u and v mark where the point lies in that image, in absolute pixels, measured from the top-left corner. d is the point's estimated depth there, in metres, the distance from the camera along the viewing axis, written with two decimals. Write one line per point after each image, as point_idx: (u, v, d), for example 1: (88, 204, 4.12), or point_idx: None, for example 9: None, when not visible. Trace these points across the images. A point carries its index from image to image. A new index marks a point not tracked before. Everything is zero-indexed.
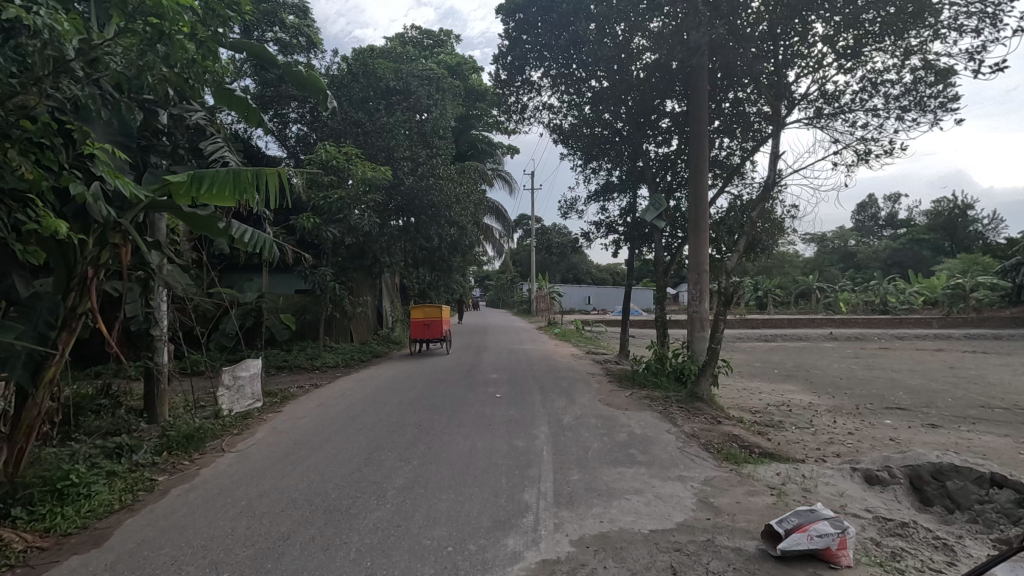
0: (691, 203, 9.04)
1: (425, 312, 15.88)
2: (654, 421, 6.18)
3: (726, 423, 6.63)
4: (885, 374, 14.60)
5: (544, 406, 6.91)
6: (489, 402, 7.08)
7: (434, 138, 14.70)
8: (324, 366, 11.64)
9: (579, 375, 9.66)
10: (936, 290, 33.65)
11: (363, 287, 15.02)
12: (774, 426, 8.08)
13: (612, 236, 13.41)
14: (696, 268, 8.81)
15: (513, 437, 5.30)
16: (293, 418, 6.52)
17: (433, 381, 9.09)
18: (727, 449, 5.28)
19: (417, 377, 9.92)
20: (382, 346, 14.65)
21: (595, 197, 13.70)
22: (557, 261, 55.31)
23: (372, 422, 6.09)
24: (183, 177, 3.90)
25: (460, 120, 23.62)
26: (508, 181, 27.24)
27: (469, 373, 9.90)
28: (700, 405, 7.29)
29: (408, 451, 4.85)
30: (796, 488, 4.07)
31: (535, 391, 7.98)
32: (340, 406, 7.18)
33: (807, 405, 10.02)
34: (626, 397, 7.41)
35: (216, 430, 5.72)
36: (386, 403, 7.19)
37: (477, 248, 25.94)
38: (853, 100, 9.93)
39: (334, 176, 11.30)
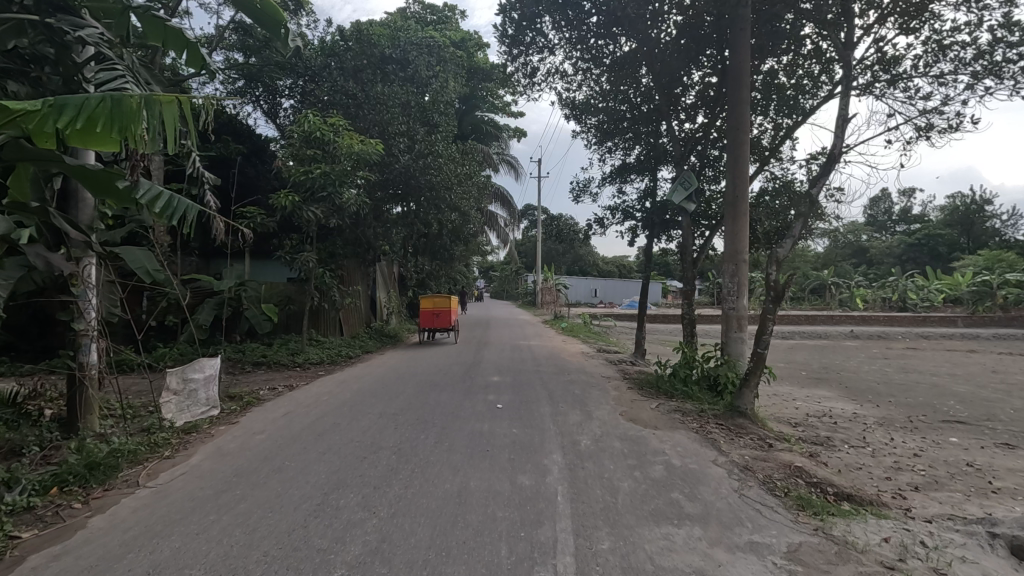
0: (729, 181, 7.72)
1: (437, 300, 15.90)
2: (694, 446, 4.96)
3: (780, 448, 5.41)
4: (925, 380, 13.32)
5: (555, 421, 5.67)
6: (488, 415, 5.84)
7: (433, 113, 13.46)
8: (308, 363, 10.46)
9: (594, 379, 8.43)
10: (959, 288, 32.17)
11: (356, 275, 13.86)
12: (825, 446, 6.85)
13: (628, 223, 12.17)
14: (731, 259, 7.57)
15: (517, 473, 4.06)
16: (248, 433, 5.31)
17: (426, 384, 7.87)
18: (797, 493, 4.04)
19: (409, 377, 8.70)
20: (375, 341, 13.45)
21: (610, 179, 12.44)
22: (563, 251, 53.95)
23: (341, 443, 4.86)
24: (39, 104, 2.90)
25: (464, 101, 22.28)
26: (514, 166, 25.91)
27: (468, 374, 8.67)
28: (743, 421, 6.06)
29: (377, 493, 3.62)
30: (925, 571, 2.83)
31: (543, 400, 6.75)
32: (310, 417, 5.96)
33: (852, 418, 8.77)
34: (653, 412, 6.17)
35: (140, 452, 4.52)
36: (366, 414, 5.98)
37: (480, 237, 24.69)
38: (914, 65, 8.67)
39: (318, 151, 9.97)
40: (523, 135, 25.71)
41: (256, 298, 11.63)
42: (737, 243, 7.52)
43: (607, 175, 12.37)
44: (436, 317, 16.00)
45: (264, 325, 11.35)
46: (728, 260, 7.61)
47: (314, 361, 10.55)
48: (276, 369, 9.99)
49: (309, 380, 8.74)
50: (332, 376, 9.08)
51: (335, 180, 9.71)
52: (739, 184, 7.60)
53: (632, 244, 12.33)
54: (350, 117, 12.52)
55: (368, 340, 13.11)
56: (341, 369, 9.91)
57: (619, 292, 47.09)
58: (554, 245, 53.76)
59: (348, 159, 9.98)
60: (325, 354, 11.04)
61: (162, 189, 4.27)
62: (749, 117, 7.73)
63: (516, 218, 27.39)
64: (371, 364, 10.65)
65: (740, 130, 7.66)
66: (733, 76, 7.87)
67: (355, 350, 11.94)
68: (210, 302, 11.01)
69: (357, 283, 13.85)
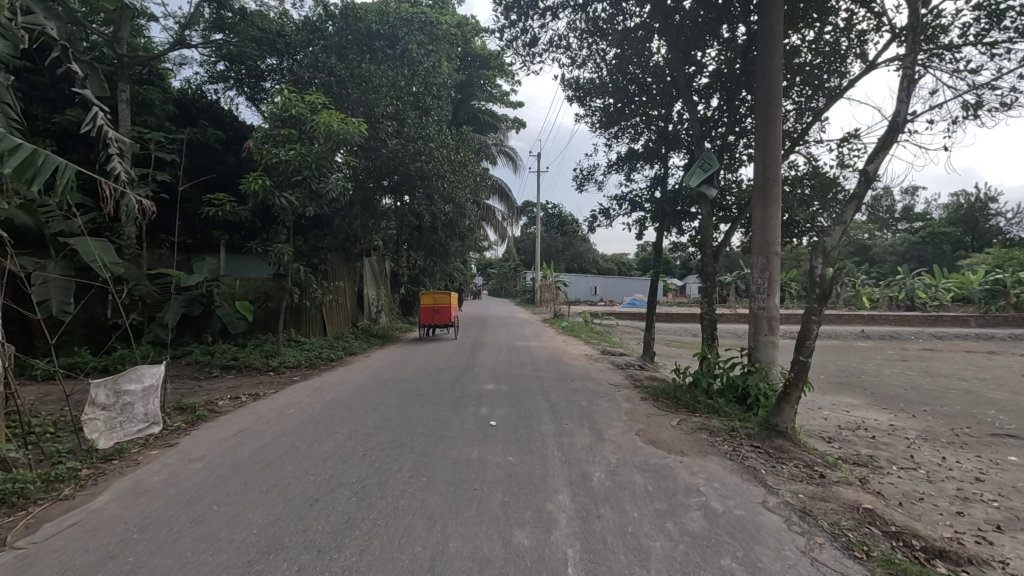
0: (757, 162, 6.72)
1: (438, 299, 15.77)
2: (734, 482, 3.98)
3: (835, 479, 4.42)
4: (954, 384, 12.37)
5: (560, 445, 4.68)
6: (480, 437, 4.83)
7: (425, 96, 12.45)
8: (283, 366, 9.46)
9: (601, 388, 7.45)
10: (970, 287, 31.22)
11: (341, 271, 12.90)
12: (874, 470, 5.85)
13: (637, 214, 11.18)
14: (761, 251, 6.58)
15: (513, 527, 3.06)
16: (182, 461, 4.30)
17: (410, 393, 6.88)
18: (883, 553, 3.07)
19: (392, 384, 7.69)
20: (362, 341, 12.46)
21: (616, 166, 11.45)
22: (563, 248, 52.85)
23: (291, 477, 3.85)
24: None
25: (460, 88, 21.19)
26: (512, 158, 24.85)
27: (459, 381, 7.66)
28: (783, 443, 5.08)
29: (319, 565, 2.62)
30: None
31: (545, 415, 5.74)
32: (265, 438, 4.95)
33: (891, 432, 7.81)
34: (676, 433, 5.17)
35: (28, 491, 3.52)
36: (331, 434, 4.98)
37: (477, 232, 23.65)
38: (963, 34, 7.64)
39: (292, 130, 8.94)
40: (521, 126, 24.66)
41: (230, 295, 10.68)
42: (769, 234, 6.54)
43: (615, 162, 11.38)
44: (436, 314, 15.31)
45: (238, 324, 10.38)
46: (756, 254, 6.63)
47: (290, 365, 9.56)
48: (246, 374, 8.99)
49: (279, 387, 7.73)
50: (307, 382, 8.08)
51: (315, 162, 8.79)
52: (770, 165, 6.59)
53: (641, 238, 11.38)
54: (333, 97, 11.47)
55: (354, 340, 12.12)
56: (320, 374, 8.92)
57: (619, 291, 46.09)
58: (554, 243, 52.66)
59: (326, 140, 8.95)
60: (303, 356, 10.04)
61: (18, 143, 4.13)
62: (782, 87, 6.70)
63: (515, 212, 26.37)
64: (355, 366, 9.68)
65: (772, 102, 6.63)
66: (762, 40, 6.84)
67: (339, 351, 10.95)
68: (177, 300, 10.04)
69: (343, 278, 12.88)
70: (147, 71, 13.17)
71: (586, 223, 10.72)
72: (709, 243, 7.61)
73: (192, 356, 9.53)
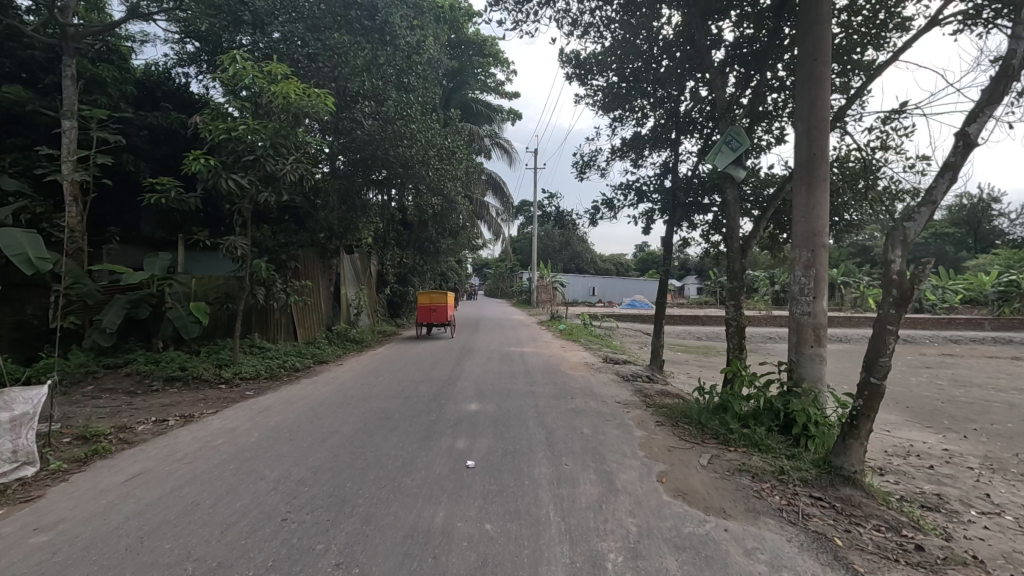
0: (801, 137, 5.46)
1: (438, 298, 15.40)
2: (811, 571, 2.73)
3: (940, 555, 3.19)
4: (993, 396, 11.13)
5: (558, 502, 3.43)
6: (449, 490, 3.58)
7: (410, 73, 11.23)
8: (238, 378, 8.19)
9: (606, 409, 6.23)
10: (982, 289, 30.11)
11: (315, 269, 11.63)
12: (954, 520, 4.64)
13: (644, 205, 9.97)
14: (804, 243, 5.36)
15: None
16: (24, 532, 3.03)
17: (374, 417, 5.62)
18: None
19: (357, 403, 6.42)
20: (337, 346, 11.19)
21: (620, 153, 10.23)
22: (560, 249, 51.65)
23: (158, 568, 2.59)
24: None
25: (451, 77, 20.15)
26: (507, 152, 23.64)
27: (437, 400, 6.40)
28: (853, 494, 3.85)
29: None
30: None
31: (540, 451, 4.50)
32: (162, 488, 3.68)
33: (950, 461, 6.58)
34: (712, 482, 3.93)
35: None
36: (252, 483, 3.71)
37: (470, 229, 22.45)
38: None
39: (246, 103, 7.63)
40: (517, 119, 23.48)
41: (184, 296, 9.40)
42: (817, 224, 5.30)
43: (619, 147, 10.18)
44: (432, 313, 15.95)
45: (192, 328, 9.11)
46: (797, 247, 5.42)
47: (246, 376, 8.29)
48: (192, 388, 7.71)
49: (222, 406, 6.47)
50: (258, 399, 6.82)
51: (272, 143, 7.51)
52: (815, 141, 5.33)
53: (649, 233, 10.19)
54: (304, 74, 10.19)
55: (327, 346, 10.85)
56: (278, 388, 7.67)
57: (619, 291, 44.90)
58: (551, 243, 51.45)
59: (285, 115, 7.64)
60: (262, 365, 8.77)
61: None
62: (830, 44, 5.41)
63: (510, 209, 25.07)
64: (321, 378, 8.41)
65: (819, 60, 5.33)
66: None
67: (307, 359, 9.69)
68: (120, 301, 8.77)
69: (317, 277, 11.61)
70: (101, 47, 11.90)
71: (588, 215, 9.53)
72: (732, 237, 6.36)
73: (134, 366, 8.26)
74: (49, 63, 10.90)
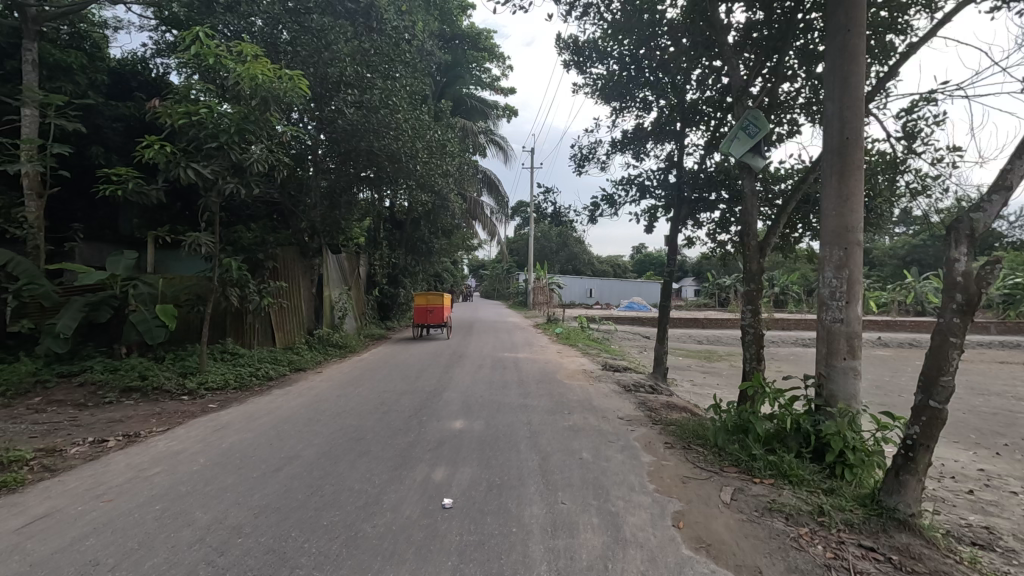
0: (831, 119, 4.77)
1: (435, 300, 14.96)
2: None
3: None
4: (1016, 406, 10.49)
5: (552, 561, 2.73)
6: (416, 544, 2.87)
7: (397, 61, 10.40)
8: (203, 388, 7.46)
9: (608, 427, 5.53)
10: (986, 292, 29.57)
11: (295, 268, 10.90)
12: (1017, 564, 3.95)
13: (647, 202, 9.30)
14: (835, 240, 4.68)
15: None
16: None
17: (342, 438, 4.90)
18: None
19: (327, 419, 5.69)
20: (317, 351, 10.46)
21: (620, 146, 9.56)
22: (556, 249, 50.96)
23: None
24: None
25: (446, 70, 19.64)
26: (503, 150, 22.97)
27: (418, 416, 5.68)
28: (912, 544, 3.15)
29: None
30: None
31: (531, 485, 3.79)
32: (63, 538, 2.97)
33: (990, 484, 5.90)
34: (739, 528, 3.23)
35: None
36: (175, 534, 3.00)
37: (464, 228, 21.77)
38: None
39: (210, 85, 6.86)
40: (513, 115, 22.80)
41: (151, 297, 8.70)
42: (850, 218, 4.61)
43: (619, 140, 9.52)
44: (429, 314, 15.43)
45: (156, 332, 8.38)
46: (827, 245, 4.75)
47: (212, 387, 7.55)
48: (150, 400, 6.98)
49: (176, 423, 5.74)
50: (218, 414, 6.08)
51: (238, 134, 6.73)
52: (847, 123, 4.65)
53: (652, 232, 9.55)
54: (282, 60, 9.46)
55: (307, 352, 10.11)
56: (244, 400, 6.94)
57: (616, 292, 44.24)
58: (548, 243, 50.74)
59: (252, 97, 6.84)
60: (231, 374, 8.04)
61: None
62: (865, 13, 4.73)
63: (506, 208, 24.34)
64: (295, 388, 7.68)
65: (853, 31, 4.64)
66: None
67: (282, 366, 8.95)
68: (77, 303, 8.05)
69: (297, 277, 10.88)
70: (70, 32, 11.14)
71: (586, 212, 8.86)
72: (748, 233, 5.67)
73: (89, 375, 7.52)
74: (10, 48, 10.14)
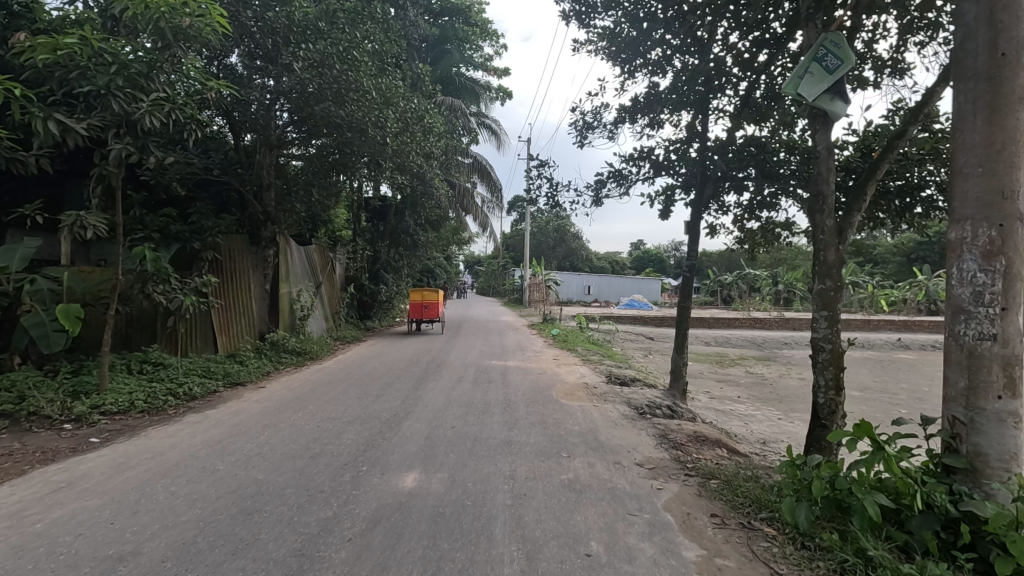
0: (973, 24, 3.10)
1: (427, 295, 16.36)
2: None
3: None
4: None
5: None
6: None
7: (363, 14, 8.70)
8: (95, 413, 5.77)
9: (625, 484, 3.88)
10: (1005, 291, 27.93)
11: (243, 261, 9.19)
12: None
13: (662, 180, 7.68)
14: (980, 212, 3.02)
15: None
16: None
17: (224, 513, 3.21)
18: None
19: (225, 469, 4.00)
20: (267, 359, 8.78)
21: (630, 114, 7.93)
22: (554, 245, 49.30)
23: None
24: None
25: (433, 46, 17.94)
26: (497, 135, 21.24)
27: (355, 467, 4.01)
28: None
29: None
30: None
31: None
32: None
33: None
34: None
35: None
36: None
37: (455, 220, 20.08)
38: None
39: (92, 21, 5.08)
40: (507, 98, 21.08)
41: (52, 296, 6.96)
42: (1009, 178, 2.94)
43: (629, 108, 7.90)
44: (426, 309, 16.47)
45: (57, 340, 6.74)
46: (964, 221, 3.09)
47: (109, 411, 5.85)
48: (18, 431, 5.29)
49: (13, 475, 4.05)
50: (85, 458, 4.40)
51: (128, 82, 5.03)
52: (1002, 32, 2.98)
53: (667, 218, 7.94)
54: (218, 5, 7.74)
55: (253, 360, 8.40)
56: (140, 432, 5.25)
57: (615, 289, 42.69)
58: (545, 238, 49.06)
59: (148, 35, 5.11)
60: (141, 392, 6.34)
61: None
62: None
63: (500, 199, 22.62)
64: (217, 412, 5.98)
65: None
66: None
67: (215, 380, 7.25)
68: None
69: (246, 272, 9.21)
70: None
71: (590, 192, 7.22)
72: (819, 209, 4.01)
73: None
74: None
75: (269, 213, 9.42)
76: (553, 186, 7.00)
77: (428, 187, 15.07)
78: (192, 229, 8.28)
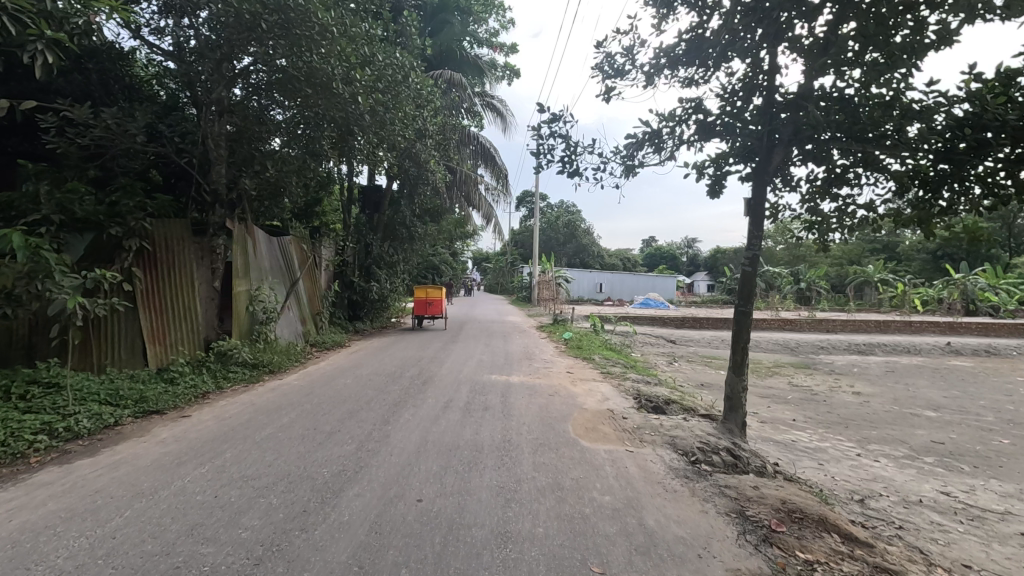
0: None
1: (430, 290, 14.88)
2: None
3: None
4: None
5: None
6: None
7: None
8: None
9: None
10: None
11: (184, 251, 7.40)
12: None
13: (714, 143, 5.82)
14: None
15: None
16: None
17: None
18: None
19: None
20: (210, 374, 7.00)
21: (671, 62, 6.08)
22: (564, 241, 47.36)
23: None
24: None
25: (431, 15, 16.15)
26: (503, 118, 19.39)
27: None
28: None
29: None
30: None
31: None
32: None
33: None
34: None
35: None
36: None
37: (458, 210, 18.26)
38: None
39: None
40: (514, 77, 19.19)
41: None
42: None
43: (669, 53, 6.04)
44: (428, 301, 14.99)
45: None
46: None
47: None
48: None
49: None
50: None
51: None
52: None
53: (719, 197, 6.06)
54: None
55: (188, 378, 6.63)
56: None
57: (628, 288, 40.70)
58: (555, 234, 47.17)
59: None
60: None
61: None
62: None
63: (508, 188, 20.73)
64: (95, 460, 4.23)
65: None
66: None
67: (122, 407, 5.46)
68: None
69: (190, 264, 7.45)
70: None
71: (621, 157, 5.37)
72: None
73: None
74: None
75: (217, 192, 7.68)
76: (572, 148, 5.15)
77: (422, 171, 13.30)
78: (111, 210, 6.54)
